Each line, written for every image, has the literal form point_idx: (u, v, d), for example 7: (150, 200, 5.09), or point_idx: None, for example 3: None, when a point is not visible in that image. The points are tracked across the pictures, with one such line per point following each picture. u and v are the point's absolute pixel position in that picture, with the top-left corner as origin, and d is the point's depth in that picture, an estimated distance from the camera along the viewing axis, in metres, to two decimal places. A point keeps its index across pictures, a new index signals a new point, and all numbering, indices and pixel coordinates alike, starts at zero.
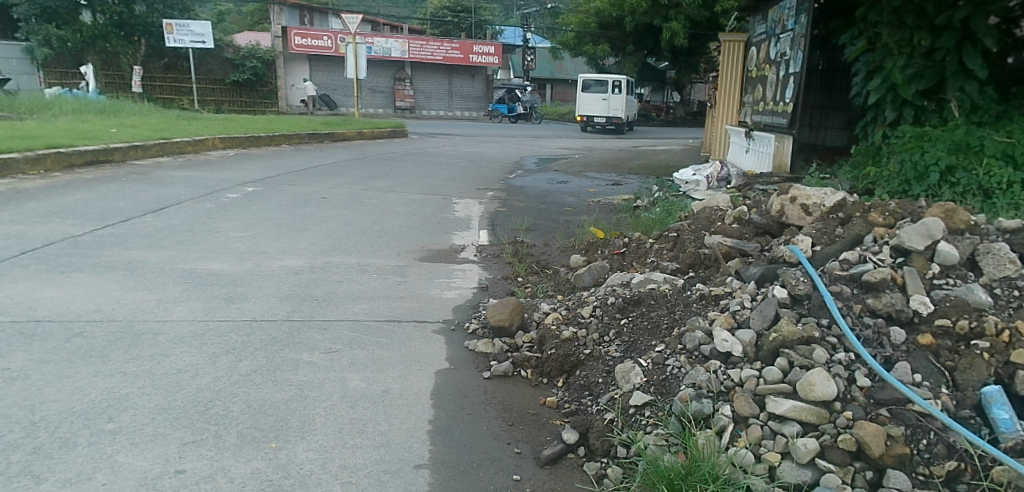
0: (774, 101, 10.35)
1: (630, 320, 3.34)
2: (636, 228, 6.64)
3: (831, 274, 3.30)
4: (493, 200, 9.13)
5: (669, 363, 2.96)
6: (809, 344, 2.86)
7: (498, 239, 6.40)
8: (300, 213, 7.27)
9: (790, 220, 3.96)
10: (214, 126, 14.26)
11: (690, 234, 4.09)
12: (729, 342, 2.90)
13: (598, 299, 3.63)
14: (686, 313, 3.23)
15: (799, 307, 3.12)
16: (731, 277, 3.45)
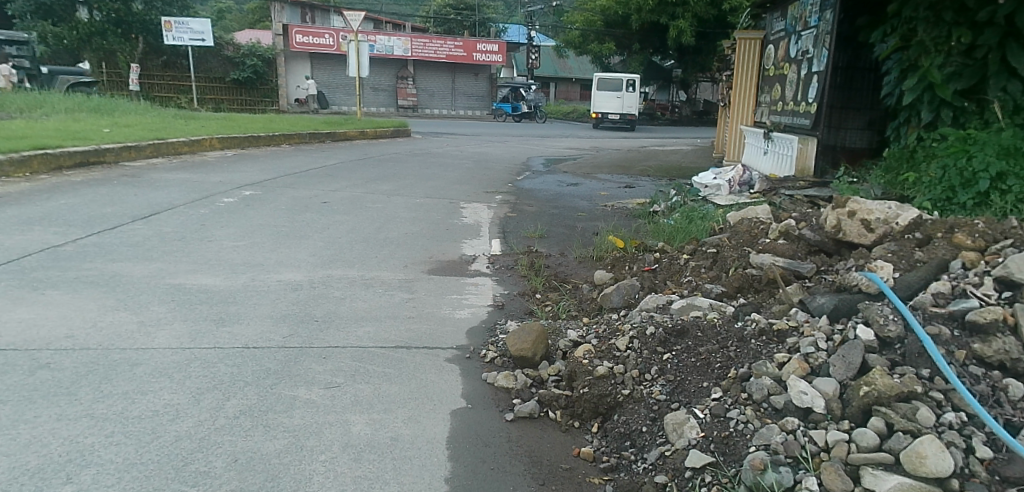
0: (796, 102, 9.97)
1: (674, 355, 3.00)
2: (658, 237, 6.26)
3: (926, 310, 2.92)
4: (501, 205, 8.73)
5: (731, 416, 2.60)
6: (909, 400, 2.47)
7: (511, 248, 6.00)
8: (299, 218, 6.89)
9: (849, 237, 3.69)
10: (212, 126, 13.87)
11: (732, 253, 3.84)
12: (809, 395, 2.54)
13: (633, 328, 3.27)
14: (742, 353, 2.89)
15: (889, 351, 2.74)
16: (795, 307, 3.13)
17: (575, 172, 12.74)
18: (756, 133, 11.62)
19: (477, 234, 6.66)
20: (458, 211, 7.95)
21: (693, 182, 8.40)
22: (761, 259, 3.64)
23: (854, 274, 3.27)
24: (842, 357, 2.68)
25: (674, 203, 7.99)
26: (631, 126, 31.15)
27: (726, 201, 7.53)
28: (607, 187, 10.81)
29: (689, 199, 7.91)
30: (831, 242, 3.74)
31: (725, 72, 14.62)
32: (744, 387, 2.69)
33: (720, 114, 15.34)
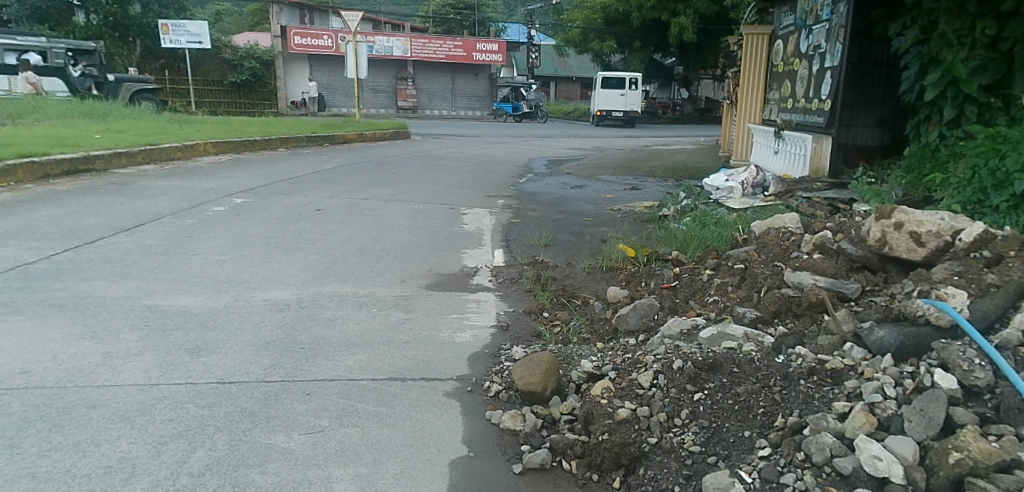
0: (808, 99, 9.61)
1: (707, 396, 2.71)
2: (670, 244, 5.91)
3: (1016, 350, 2.63)
4: (503, 209, 8.38)
5: (788, 482, 2.34)
6: (1009, 470, 2.22)
7: (515, 258, 5.65)
8: (292, 227, 6.54)
9: (893, 252, 3.46)
10: (207, 129, 13.51)
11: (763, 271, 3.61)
12: (883, 462, 2.30)
13: (655, 360, 2.96)
14: (791, 399, 2.64)
15: (975, 401, 2.48)
16: (849, 342, 2.87)
17: (580, 174, 12.37)
18: (765, 131, 11.25)
19: (479, 242, 6.31)
20: (459, 217, 7.60)
21: (704, 184, 8.02)
22: (799, 279, 3.39)
23: (919, 303, 2.94)
24: (921, 412, 2.43)
25: (685, 207, 7.64)
26: (631, 125, 31.03)
27: (740, 204, 7.18)
28: (613, 190, 10.45)
29: (700, 202, 7.56)
30: (875, 257, 3.52)
31: (731, 69, 14.25)
32: (802, 444, 2.43)
33: (726, 113, 14.95)
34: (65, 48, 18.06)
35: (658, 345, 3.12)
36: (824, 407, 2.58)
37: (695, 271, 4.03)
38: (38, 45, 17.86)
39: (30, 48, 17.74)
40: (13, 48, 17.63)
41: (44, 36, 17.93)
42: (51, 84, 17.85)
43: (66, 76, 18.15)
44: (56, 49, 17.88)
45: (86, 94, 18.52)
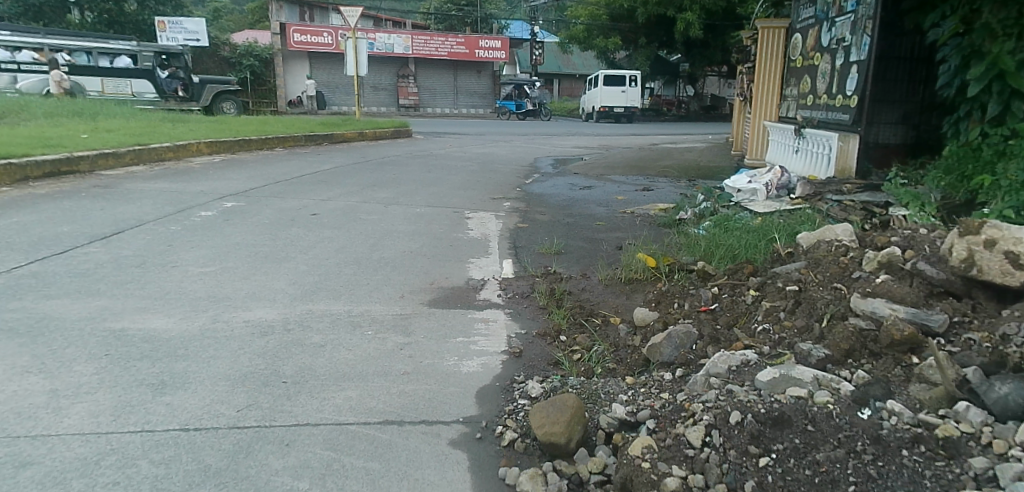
0: (832, 95, 9.13)
1: (778, 463, 2.29)
2: (693, 253, 5.45)
3: None
4: (510, 213, 7.89)
5: None
6: None
7: (525, 269, 5.18)
8: (283, 234, 6.06)
9: (985, 274, 3.07)
10: (201, 129, 13.06)
11: (825, 297, 3.19)
12: None
13: (703, 410, 2.53)
14: (899, 475, 2.20)
15: None
16: (963, 403, 2.43)
17: (588, 174, 11.90)
18: (783, 129, 10.77)
19: (486, 250, 5.83)
20: (464, 222, 7.12)
21: (725, 185, 7.57)
22: (872, 308, 3.00)
23: None
24: None
25: (703, 209, 7.20)
26: (631, 118, 30.59)
27: (765, 208, 6.70)
28: (625, 191, 9.97)
29: (721, 205, 7.09)
30: (960, 279, 3.17)
31: (744, 64, 13.75)
32: None
33: (738, 111, 14.46)
34: (155, 52, 18.95)
35: (706, 391, 2.67)
36: (941, 491, 2.14)
37: (736, 292, 3.63)
38: (129, 48, 18.82)
39: (122, 52, 18.68)
40: (104, 51, 18.44)
41: (133, 40, 18.77)
42: (144, 86, 18.87)
43: (157, 79, 19.08)
44: (146, 53, 18.80)
45: (173, 95, 19.59)
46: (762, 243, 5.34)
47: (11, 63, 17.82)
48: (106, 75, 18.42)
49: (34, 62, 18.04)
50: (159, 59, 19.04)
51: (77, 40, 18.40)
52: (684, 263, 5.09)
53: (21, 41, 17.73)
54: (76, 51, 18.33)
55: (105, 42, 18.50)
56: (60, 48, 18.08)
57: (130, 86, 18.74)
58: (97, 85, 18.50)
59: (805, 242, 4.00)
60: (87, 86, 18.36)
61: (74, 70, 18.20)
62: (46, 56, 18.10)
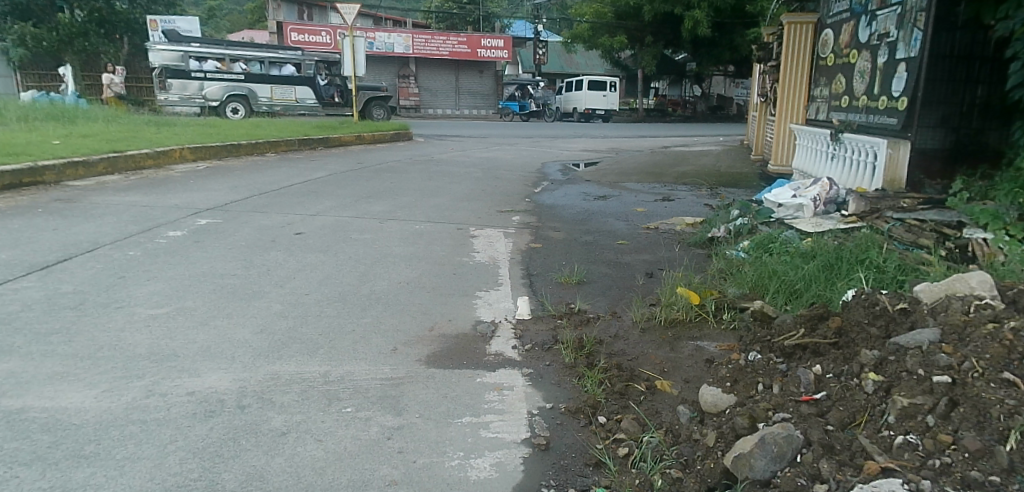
0: (874, 96, 8.28)
1: None
2: (742, 288, 4.63)
3: None
4: (520, 230, 7.02)
5: None
6: None
7: (544, 306, 4.34)
8: (260, 260, 5.20)
9: None
10: (188, 133, 12.22)
11: (996, 407, 2.44)
12: None
13: None
14: None
15: None
16: None
17: (601, 181, 11.06)
18: (815, 133, 9.91)
19: (497, 280, 4.98)
20: (469, 242, 6.25)
21: (764, 197, 6.73)
22: None
23: None
24: None
25: (741, 226, 6.39)
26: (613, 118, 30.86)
27: (813, 227, 5.86)
28: (645, 202, 9.12)
29: (760, 223, 6.29)
30: None
31: (765, 63, 12.85)
32: None
33: (758, 113, 13.56)
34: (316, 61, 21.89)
35: None
36: None
37: (842, 370, 2.91)
38: (294, 58, 21.68)
39: (289, 61, 21.70)
40: (276, 62, 21.40)
41: (304, 51, 21.98)
42: (308, 92, 21.98)
43: (316, 83, 22.08)
44: (309, 62, 21.81)
45: (327, 100, 22.27)
46: (825, 278, 4.52)
47: (200, 72, 20.75)
48: (276, 82, 21.39)
49: (216, 70, 20.87)
50: (318, 68, 22.02)
51: (258, 50, 21.27)
52: (735, 302, 4.28)
53: (208, 54, 20.59)
54: (252, 61, 21.21)
55: (277, 53, 21.51)
56: (239, 58, 20.93)
57: (294, 92, 21.73)
58: (268, 92, 21.49)
59: (925, 300, 3.27)
60: (260, 92, 21.36)
61: (247, 78, 21.11)
62: (230, 65, 21.01)
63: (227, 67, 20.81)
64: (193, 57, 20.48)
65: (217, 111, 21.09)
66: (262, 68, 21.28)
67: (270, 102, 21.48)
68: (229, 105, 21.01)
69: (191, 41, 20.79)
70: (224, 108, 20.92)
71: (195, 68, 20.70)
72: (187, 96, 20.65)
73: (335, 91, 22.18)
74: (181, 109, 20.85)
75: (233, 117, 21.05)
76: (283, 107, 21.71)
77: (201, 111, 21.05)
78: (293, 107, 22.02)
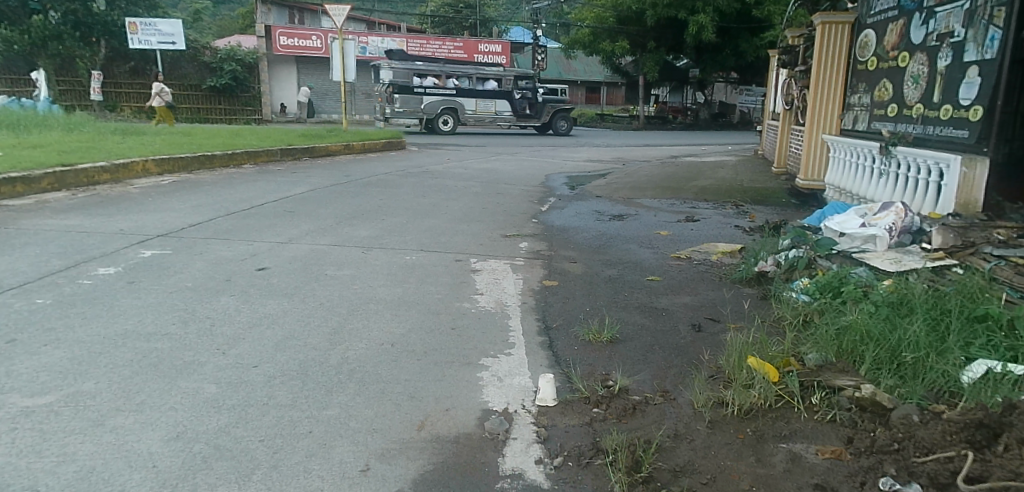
0: (932, 105, 7.28)
1: None
2: (822, 351, 3.63)
3: None
4: (527, 261, 5.95)
5: None
6: None
7: (573, 379, 3.31)
8: (202, 309, 4.08)
9: None
10: (155, 143, 11.10)
11: None
12: None
13: None
14: None
15: None
16: None
17: (613, 197, 10.02)
18: (859, 146, 8.93)
19: (508, 334, 3.94)
20: (471, 278, 5.18)
21: (824, 224, 5.73)
22: None
23: None
24: None
25: (795, 259, 5.38)
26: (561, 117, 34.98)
27: (891, 266, 4.84)
28: (666, 224, 8.08)
29: (820, 255, 5.28)
30: None
31: (791, 68, 11.85)
32: None
33: (783, 122, 12.54)
34: (511, 77, 24.71)
35: None
36: None
37: None
38: (496, 74, 24.46)
39: (492, 77, 24.33)
40: (481, 77, 24.11)
41: (502, 67, 24.61)
42: (503, 104, 24.62)
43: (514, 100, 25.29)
44: (507, 79, 24.03)
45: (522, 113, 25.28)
46: (936, 342, 3.52)
47: (421, 88, 23.22)
48: (481, 97, 24.13)
49: (435, 85, 23.68)
50: (512, 84, 24.27)
51: (469, 68, 23.71)
52: (823, 373, 3.29)
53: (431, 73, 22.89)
54: (463, 76, 23.80)
55: (482, 70, 23.69)
56: (453, 76, 23.84)
57: (494, 104, 24.68)
58: (473, 105, 24.14)
59: None
60: (466, 105, 24.17)
61: (460, 93, 23.96)
62: (444, 81, 23.65)
63: (444, 84, 23.65)
64: (418, 74, 22.92)
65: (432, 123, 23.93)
66: (469, 83, 23.95)
67: (473, 113, 24.15)
68: (442, 118, 23.84)
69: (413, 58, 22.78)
70: (438, 121, 23.77)
71: (418, 84, 23.22)
72: (410, 111, 23.06)
73: (526, 105, 25.15)
74: (400, 120, 23.22)
75: (446, 129, 23.89)
76: (484, 118, 24.55)
77: (418, 122, 23.73)
78: (490, 118, 24.51)
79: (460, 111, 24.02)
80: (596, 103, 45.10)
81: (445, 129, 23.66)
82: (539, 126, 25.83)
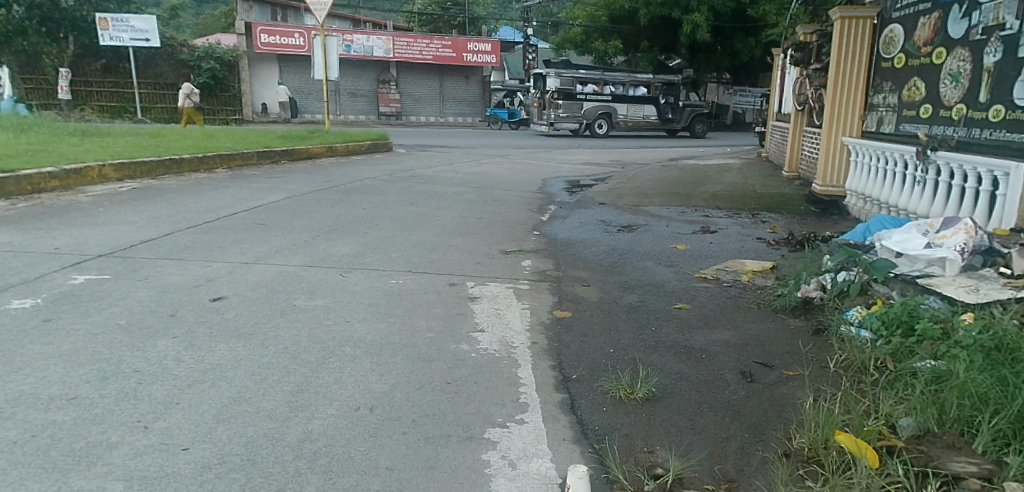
0: (977, 106, 6.54)
1: None
2: (918, 416, 2.88)
3: None
4: (531, 284, 5.15)
5: None
6: None
7: (607, 465, 2.57)
8: (127, 357, 3.26)
9: None
10: (118, 145, 10.22)
11: None
12: None
13: None
14: None
15: None
16: None
17: (617, 205, 9.26)
18: (890, 151, 8.22)
19: (516, 388, 3.15)
20: (468, 309, 4.38)
21: (878, 243, 4.93)
22: None
23: None
24: None
25: (845, 284, 4.63)
26: None
27: (971, 295, 4.06)
28: (681, 236, 7.31)
29: (877, 279, 4.54)
30: None
31: (805, 66, 11.15)
32: None
33: (794, 124, 11.86)
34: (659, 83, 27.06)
35: None
36: None
37: None
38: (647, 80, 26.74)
39: (643, 84, 26.91)
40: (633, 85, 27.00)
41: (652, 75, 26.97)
42: (653, 108, 27.27)
43: (659, 104, 28.29)
44: (656, 85, 26.72)
45: (665, 115, 27.83)
46: None
47: (583, 93, 26.41)
48: (632, 102, 27.00)
49: (594, 91, 26.85)
50: (662, 89, 26.86)
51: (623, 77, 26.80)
52: (933, 450, 2.55)
53: (593, 80, 25.93)
54: (616, 83, 26.86)
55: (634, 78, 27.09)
56: (610, 82, 26.59)
57: (644, 108, 27.24)
58: (624, 110, 27.12)
59: None
60: (620, 110, 27.12)
61: (615, 98, 27.06)
62: (601, 88, 26.89)
63: (601, 89, 26.56)
64: (581, 81, 26.00)
65: (590, 127, 27.23)
66: (622, 90, 26.98)
67: (626, 117, 27.32)
68: (599, 121, 26.99)
69: (578, 69, 26.13)
70: (595, 124, 26.92)
71: (579, 90, 26.31)
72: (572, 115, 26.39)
73: (671, 108, 27.93)
74: (563, 122, 26.01)
75: (603, 131, 26.63)
76: (635, 121, 27.56)
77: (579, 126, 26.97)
78: (641, 121, 27.00)
79: (615, 115, 27.21)
80: None
81: (602, 132, 26.64)
82: (679, 130, 28.64)
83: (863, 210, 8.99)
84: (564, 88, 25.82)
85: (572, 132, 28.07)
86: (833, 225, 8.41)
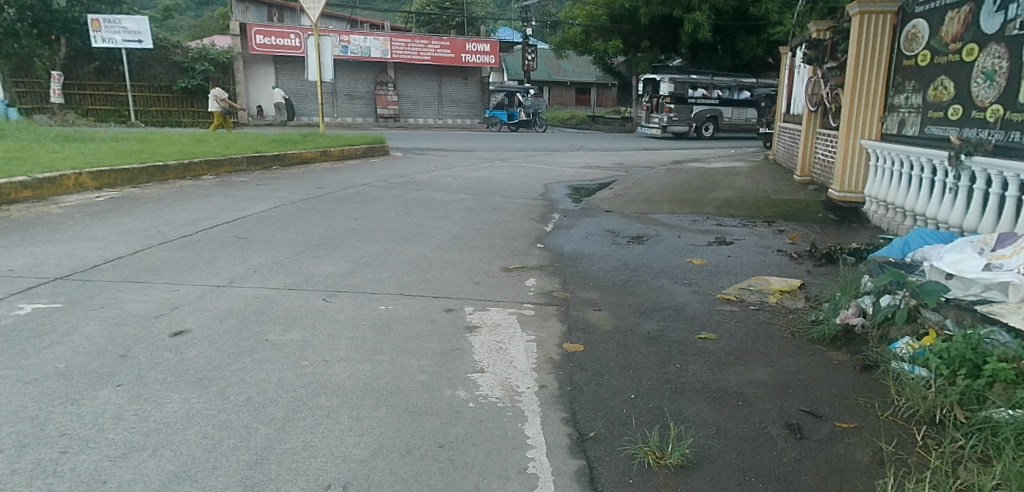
0: (1016, 106, 6.02)
1: None
2: None
3: None
4: (537, 310, 4.61)
5: None
6: None
7: None
8: (59, 419, 2.76)
9: None
10: (99, 152, 9.67)
11: None
12: None
13: None
14: None
15: None
16: None
17: (625, 214, 8.74)
18: (918, 156, 7.71)
19: (522, 455, 2.68)
20: (468, 343, 3.85)
21: (925, 263, 4.38)
22: None
23: None
24: None
25: (889, 309, 4.09)
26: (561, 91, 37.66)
27: None
28: (699, 249, 6.78)
29: (926, 304, 3.99)
30: None
31: (818, 65, 10.67)
32: None
33: (806, 126, 11.37)
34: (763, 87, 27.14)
35: None
36: None
37: None
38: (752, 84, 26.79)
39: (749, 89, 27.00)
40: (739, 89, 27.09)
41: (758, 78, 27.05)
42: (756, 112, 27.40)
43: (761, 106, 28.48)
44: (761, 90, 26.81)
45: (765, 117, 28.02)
46: None
47: (693, 97, 26.56)
48: (739, 106, 27.15)
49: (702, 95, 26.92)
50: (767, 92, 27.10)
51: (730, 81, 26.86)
52: None
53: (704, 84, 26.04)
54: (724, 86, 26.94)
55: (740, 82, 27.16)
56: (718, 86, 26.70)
57: (746, 112, 27.38)
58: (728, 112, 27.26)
59: None
60: (725, 113, 27.29)
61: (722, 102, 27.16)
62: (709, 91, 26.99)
63: (709, 93, 26.69)
64: (692, 86, 26.11)
65: (696, 130, 27.43)
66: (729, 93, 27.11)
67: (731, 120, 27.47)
68: (706, 125, 27.21)
69: (691, 73, 26.25)
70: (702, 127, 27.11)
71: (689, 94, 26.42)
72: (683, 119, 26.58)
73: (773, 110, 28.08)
74: (674, 125, 26.67)
75: (707, 134, 27.47)
76: (737, 124, 27.76)
77: (687, 129, 27.16)
78: (743, 123, 28.06)
79: (721, 118, 27.41)
80: (587, 105, 43.83)
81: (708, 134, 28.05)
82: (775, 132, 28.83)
83: (886, 217, 8.48)
84: (677, 92, 26.31)
85: (676, 135, 28.27)
86: (857, 236, 7.88)
